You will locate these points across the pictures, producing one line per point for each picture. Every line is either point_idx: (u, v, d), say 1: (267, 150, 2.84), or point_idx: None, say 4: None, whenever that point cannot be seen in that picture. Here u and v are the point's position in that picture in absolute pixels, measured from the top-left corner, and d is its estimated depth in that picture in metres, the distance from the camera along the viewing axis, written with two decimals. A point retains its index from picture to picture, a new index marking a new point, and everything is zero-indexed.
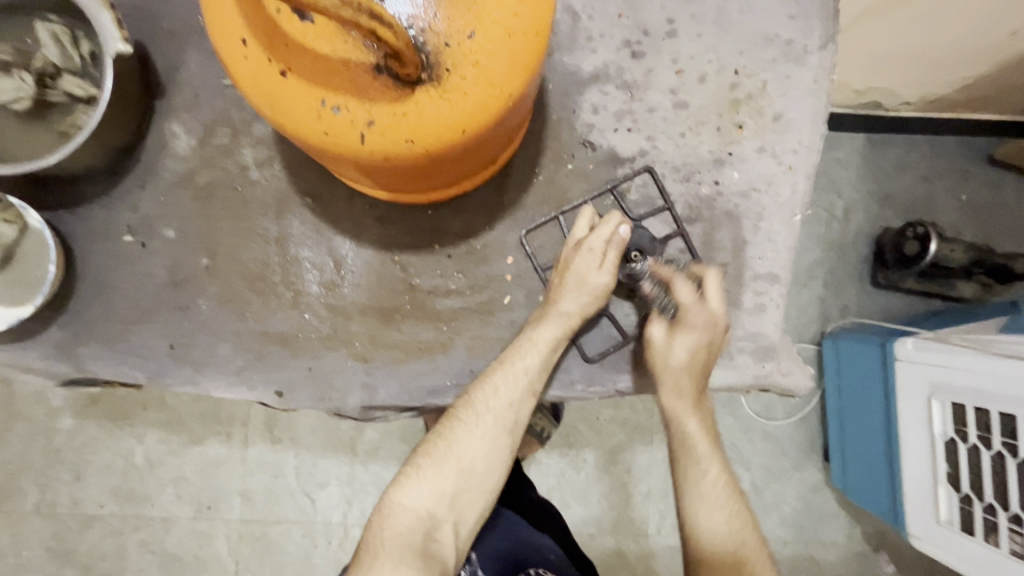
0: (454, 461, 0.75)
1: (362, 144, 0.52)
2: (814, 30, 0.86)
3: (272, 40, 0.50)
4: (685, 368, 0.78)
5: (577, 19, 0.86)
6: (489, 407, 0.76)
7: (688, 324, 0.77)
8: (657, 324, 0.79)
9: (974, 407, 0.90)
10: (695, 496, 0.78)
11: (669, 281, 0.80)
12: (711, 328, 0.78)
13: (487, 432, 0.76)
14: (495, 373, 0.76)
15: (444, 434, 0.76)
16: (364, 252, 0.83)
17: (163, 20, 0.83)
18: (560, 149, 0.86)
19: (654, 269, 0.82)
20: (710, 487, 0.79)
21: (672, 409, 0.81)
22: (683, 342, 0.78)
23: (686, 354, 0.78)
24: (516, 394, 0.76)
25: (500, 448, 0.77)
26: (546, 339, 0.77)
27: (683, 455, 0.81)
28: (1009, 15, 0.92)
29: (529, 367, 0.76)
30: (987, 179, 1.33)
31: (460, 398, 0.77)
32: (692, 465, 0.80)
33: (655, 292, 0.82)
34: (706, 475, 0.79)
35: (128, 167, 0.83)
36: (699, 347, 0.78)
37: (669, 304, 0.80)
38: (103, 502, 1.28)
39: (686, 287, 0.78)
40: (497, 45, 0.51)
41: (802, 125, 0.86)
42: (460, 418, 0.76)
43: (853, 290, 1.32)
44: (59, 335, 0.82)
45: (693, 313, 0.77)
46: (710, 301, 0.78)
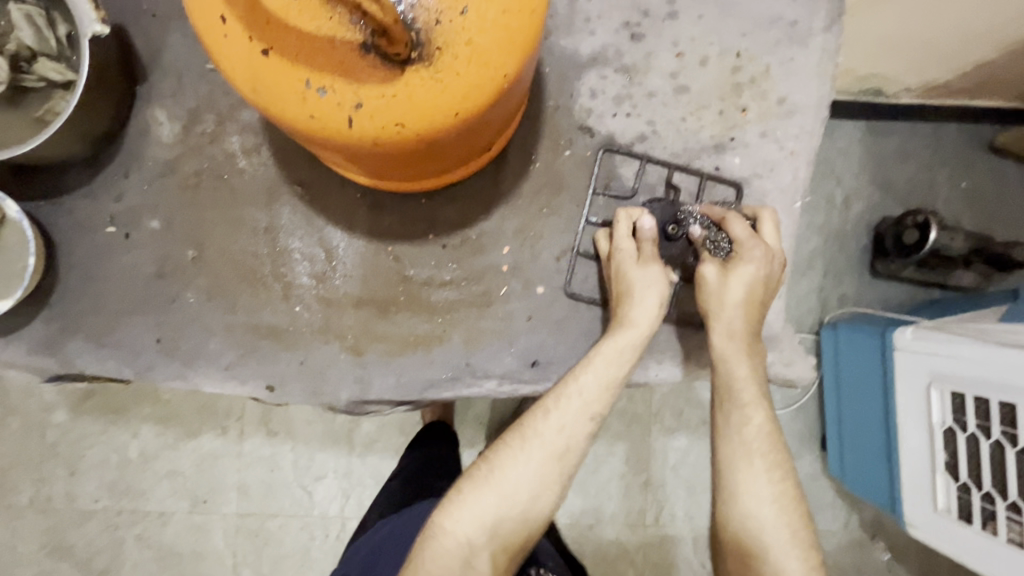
0: (500, 489, 0.70)
1: (350, 128, 0.49)
2: (818, 11, 0.83)
3: (253, 17, 0.47)
4: (743, 305, 0.74)
5: (575, 1, 0.83)
6: (543, 434, 0.72)
7: (746, 256, 0.75)
8: (710, 263, 0.77)
9: (975, 396, 0.89)
10: (739, 450, 0.72)
11: (721, 219, 0.78)
12: (770, 257, 0.76)
13: (536, 459, 0.71)
14: (551, 398, 0.73)
15: (494, 460, 0.72)
16: (355, 242, 0.81)
17: (144, 1, 0.80)
18: (558, 135, 0.83)
19: (705, 212, 0.80)
20: (754, 435, 0.73)
21: (722, 353, 0.74)
22: (741, 275, 0.74)
23: (742, 290, 0.74)
24: (572, 421, 0.72)
25: (552, 479, 0.71)
26: (606, 352, 0.73)
27: (728, 403, 0.74)
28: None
29: (588, 390, 0.72)
30: (989, 165, 1.32)
31: (513, 423, 0.74)
32: (735, 413, 0.73)
33: (706, 234, 0.79)
34: (754, 443, 0.73)
35: (111, 155, 0.81)
36: (756, 281, 0.75)
37: (722, 242, 0.78)
38: (98, 496, 1.26)
39: (739, 221, 0.77)
40: (491, 22, 0.48)
41: (806, 110, 0.84)
42: (511, 444, 0.72)
43: (853, 279, 1.31)
44: (44, 329, 0.79)
45: (750, 245, 0.75)
46: (765, 238, 0.77)
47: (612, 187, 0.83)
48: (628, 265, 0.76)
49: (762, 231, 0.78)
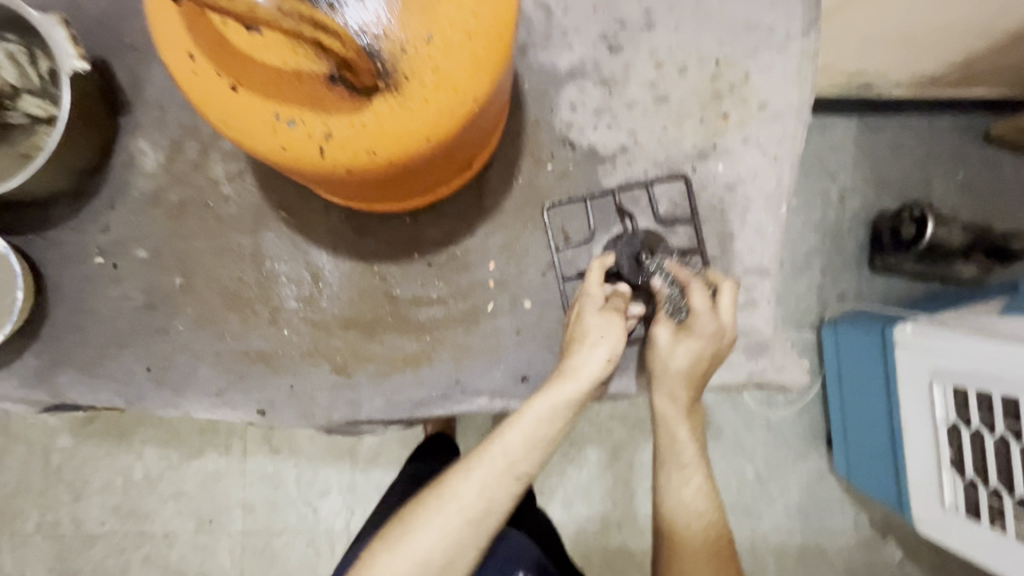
0: (408, 555, 0.66)
1: (322, 157, 0.50)
2: (795, 16, 0.83)
3: (220, 53, 0.47)
4: (685, 375, 0.74)
5: (551, 16, 0.84)
6: (463, 497, 0.68)
7: (695, 331, 0.72)
8: (662, 327, 0.75)
9: (977, 391, 0.88)
10: (678, 501, 0.76)
11: (684, 284, 0.74)
12: (718, 337, 0.73)
13: (450, 525, 0.67)
14: (475, 456, 0.70)
15: (408, 520, 0.68)
16: (341, 264, 0.81)
17: (124, 34, 0.81)
18: (539, 150, 0.84)
19: (671, 270, 0.76)
20: (692, 495, 0.76)
21: (662, 414, 0.77)
22: (686, 347, 0.73)
23: (687, 361, 0.74)
24: (497, 489, 0.68)
25: (467, 546, 0.68)
26: (539, 406, 0.69)
27: (669, 459, 0.77)
28: None
29: (513, 456, 0.69)
30: (984, 156, 1.31)
31: (435, 481, 0.70)
32: (679, 470, 0.77)
33: (666, 292, 0.76)
34: (690, 482, 0.77)
35: (96, 187, 0.81)
36: (701, 355, 0.74)
37: (681, 306, 0.75)
38: (105, 520, 1.26)
39: (699, 293, 0.73)
40: (457, 49, 0.49)
41: (787, 114, 0.83)
42: (427, 506, 0.68)
43: (851, 276, 1.30)
44: (36, 362, 0.80)
45: (702, 321, 0.72)
46: (720, 314, 0.74)
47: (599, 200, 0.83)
48: (591, 316, 0.72)
49: (719, 303, 0.74)
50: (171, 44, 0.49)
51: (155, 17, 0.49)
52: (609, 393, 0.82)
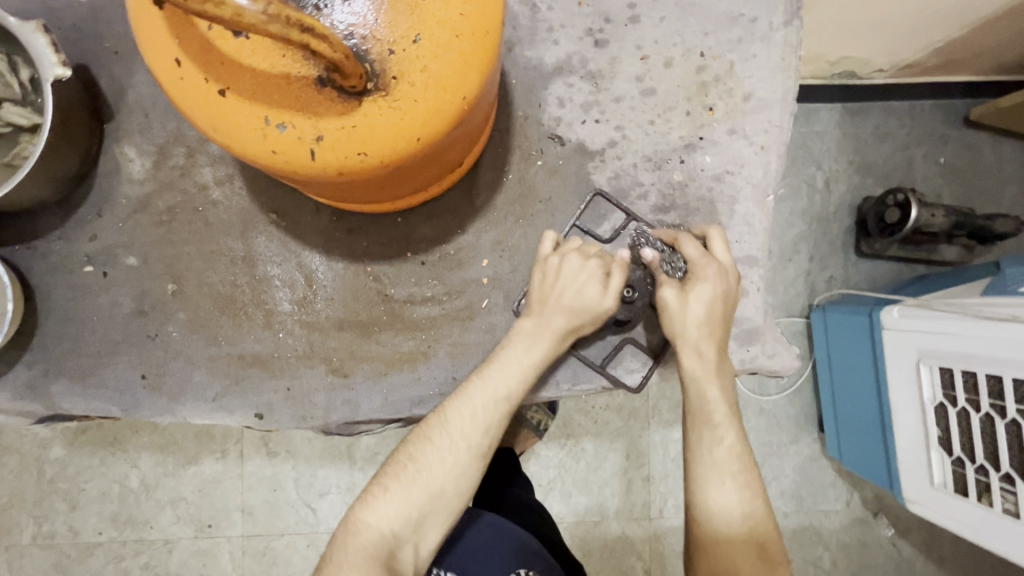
0: (374, 536, 0.69)
1: (313, 160, 0.50)
2: (777, 7, 0.84)
3: (206, 58, 0.47)
4: (705, 323, 0.76)
5: (536, 11, 0.84)
6: (428, 472, 0.72)
7: (701, 276, 0.76)
8: (669, 286, 0.77)
9: (962, 369, 0.90)
10: (716, 474, 0.73)
11: (675, 241, 0.80)
12: (723, 276, 0.76)
13: (408, 499, 0.71)
14: (433, 434, 0.73)
15: (363, 506, 0.71)
16: (335, 266, 0.81)
17: (106, 39, 0.80)
18: (528, 146, 0.84)
19: (658, 235, 0.82)
20: (726, 455, 0.74)
21: (692, 374, 0.76)
22: (697, 295, 0.75)
23: (702, 309, 0.76)
24: (460, 456, 0.72)
25: (436, 517, 0.72)
26: (497, 375, 0.74)
27: (698, 421, 0.76)
28: None
29: (472, 424, 0.73)
30: (965, 140, 1.33)
31: (385, 466, 0.74)
32: (711, 432, 0.75)
33: (659, 258, 0.80)
34: (722, 442, 0.75)
35: (83, 195, 0.81)
36: (715, 297, 0.76)
37: (677, 263, 0.80)
38: (102, 529, 1.26)
39: (692, 243, 0.78)
40: (445, 49, 0.49)
41: (772, 104, 0.84)
42: (388, 487, 0.71)
43: (838, 261, 1.32)
44: (28, 374, 0.79)
45: (704, 266, 0.76)
46: (717, 255, 0.78)
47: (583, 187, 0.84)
48: (571, 283, 0.76)
49: (712, 249, 0.79)
50: (156, 49, 0.49)
51: (139, 22, 0.49)
52: (603, 385, 0.83)
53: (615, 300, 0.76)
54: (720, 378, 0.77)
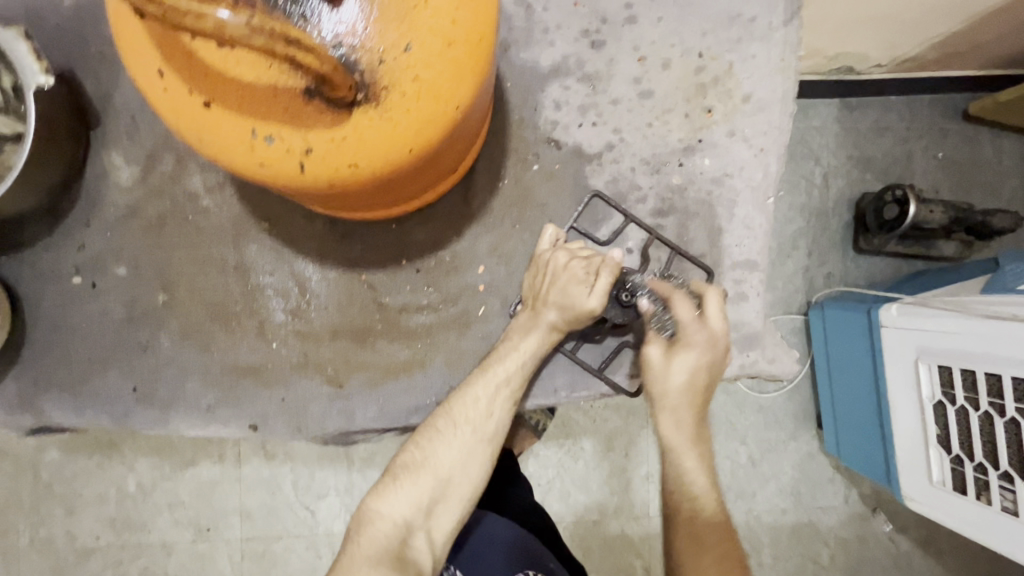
0: (387, 523, 0.67)
1: (303, 173, 0.48)
2: (777, 6, 0.83)
3: (190, 69, 0.46)
4: (685, 393, 0.74)
5: (531, 12, 0.82)
6: (436, 458, 0.70)
7: (687, 343, 0.74)
8: (654, 345, 0.75)
9: (962, 367, 0.89)
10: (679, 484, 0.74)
11: (668, 298, 0.76)
12: (710, 346, 0.74)
13: (419, 486, 0.69)
14: (439, 420, 0.73)
15: (375, 497, 0.70)
16: (328, 274, 0.80)
17: (91, 43, 0.78)
18: (524, 150, 0.83)
19: (654, 286, 0.78)
20: (706, 527, 0.72)
21: (669, 444, 0.76)
22: (683, 361, 0.74)
23: (685, 376, 0.74)
24: (468, 438, 0.72)
25: (448, 503, 0.70)
26: (499, 367, 0.74)
27: (675, 486, 0.75)
28: None
29: (476, 408, 0.72)
30: (964, 134, 1.32)
31: (394, 458, 0.73)
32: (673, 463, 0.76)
33: (654, 309, 0.76)
34: (700, 514, 0.73)
35: (70, 203, 0.79)
36: (699, 367, 0.74)
37: (667, 321, 0.76)
38: (100, 532, 1.25)
39: (684, 304, 0.74)
40: (437, 58, 0.47)
41: (771, 105, 0.83)
42: (398, 476, 0.70)
43: (837, 258, 1.31)
44: (18, 386, 0.78)
45: (692, 332, 0.74)
46: (710, 321, 0.74)
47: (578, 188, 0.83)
48: (561, 275, 0.75)
49: (707, 313, 0.75)
50: (139, 60, 0.47)
51: (120, 32, 0.47)
52: (602, 393, 0.82)
53: (601, 301, 0.73)
54: (698, 449, 0.76)
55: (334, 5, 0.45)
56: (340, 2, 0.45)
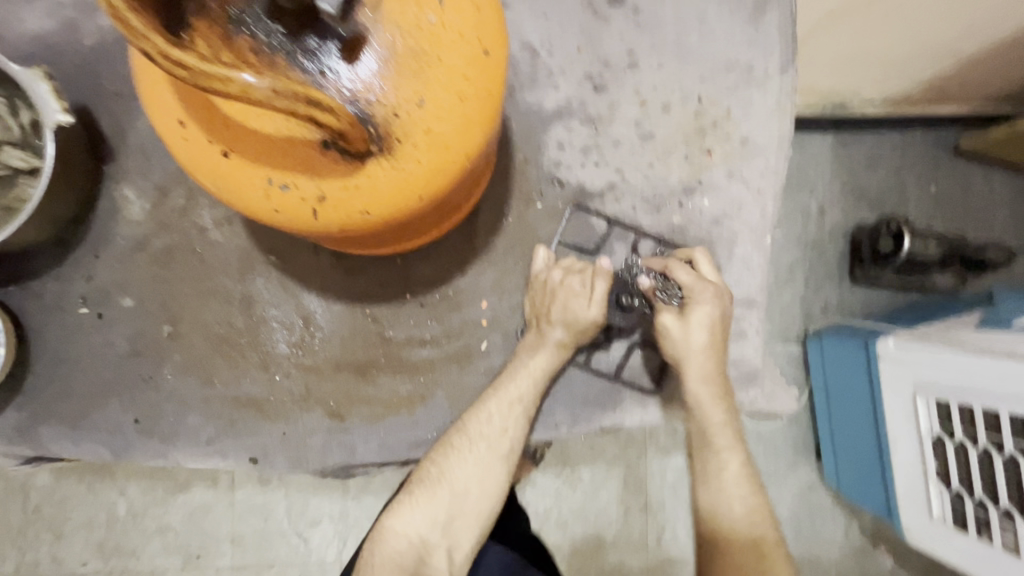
0: (403, 540, 0.69)
1: (315, 219, 0.50)
2: (774, 54, 0.86)
3: (212, 121, 0.47)
4: (707, 347, 0.76)
5: (537, 56, 0.85)
6: (452, 475, 0.72)
7: (698, 300, 0.76)
8: (667, 313, 0.77)
9: (959, 403, 0.90)
10: (710, 451, 0.78)
11: (666, 268, 0.79)
12: (719, 296, 0.77)
13: (437, 502, 0.71)
14: (454, 439, 0.73)
15: (391, 513, 0.71)
16: (333, 307, 0.81)
17: (108, 81, 0.80)
18: (528, 188, 0.85)
19: (647, 264, 0.81)
20: (735, 478, 0.77)
21: (698, 399, 0.77)
22: (698, 318, 0.75)
23: (704, 332, 0.76)
24: (482, 456, 0.73)
25: (464, 520, 0.71)
26: (508, 389, 0.75)
27: (703, 449, 0.78)
28: (964, 19, 0.92)
29: (491, 427, 0.73)
30: (956, 169, 1.35)
31: (411, 473, 0.74)
32: (713, 456, 0.77)
33: (656, 286, 0.78)
34: (729, 465, 0.77)
35: (80, 235, 0.80)
36: (714, 320, 0.76)
37: (672, 289, 0.78)
38: (87, 559, 1.22)
39: (683, 269, 0.78)
40: (449, 111, 0.49)
41: (768, 149, 0.86)
42: (414, 492, 0.71)
43: (834, 289, 1.33)
44: (19, 416, 0.78)
45: (697, 290, 0.76)
46: (708, 275, 0.78)
47: (578, 224, 0.85)
48: (562, 286, 0.77)
49: (700, 271, 0.79)
50: (162, 110, 0.49)
51: (146, 82, 0.50)
52: (602, 428, 0.83)
53: (601, 308, 0.77)
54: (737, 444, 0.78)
55: (351, 61, 0.47)
56: (357, 59, 0.47)
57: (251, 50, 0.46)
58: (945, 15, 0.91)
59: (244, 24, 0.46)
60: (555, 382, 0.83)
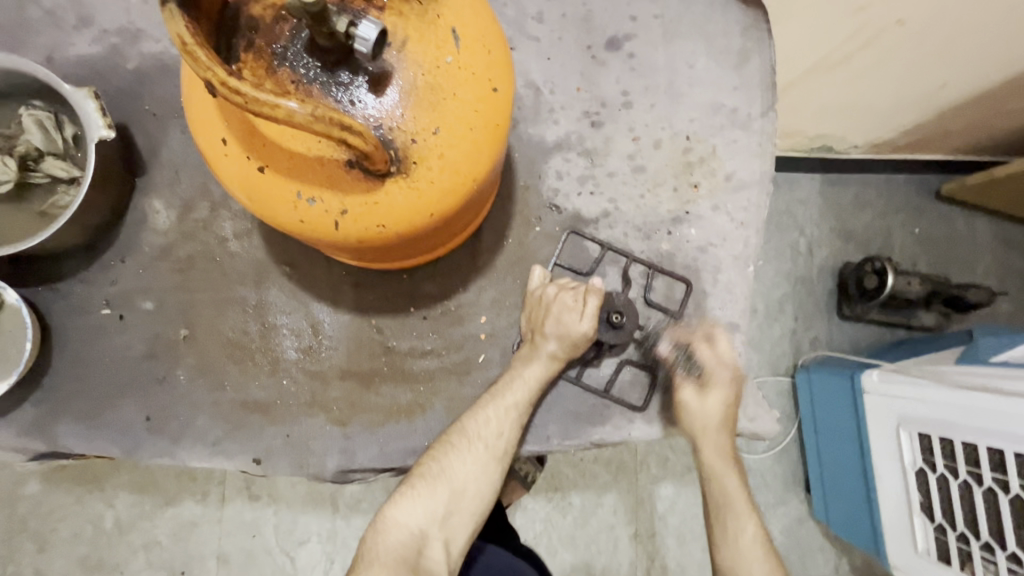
0: (403, 531, 0.73)
1: (336, 229, 0.56)
2: (756, 99, 0.94)
3: (251, 140, 0.53)
4: (722, 420, 0.85)
5: (540, 94, 0.93)
6: (451, 472, 0.76)
7: (717, 382, 0.85)
8: (688, 387, 0.86)
9: (940, 436, 0.94)
10: (726, 514, 0.85)
11: (689, 346, 0.87)
12: (735, 382, 0.86)
13: (437, 497, 0.75)
14: (453, 438, 0.78)
15: (393, 505, 0.75)
16: (341, 317, 0.86)
17: (145, 101, 0.87)
18: (528, 213, 0.91)
19: (672, 334, 0.89)
20: (750, 542, 0.82)
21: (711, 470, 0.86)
22: (715, 397, 0.85)
23: (720, 408, 0.85)
24: (480, 456, 0.77)
25: (460, 515, 0.75)
26: (506, 397, 0.79)
27: (721, 512, 0.85)
28: (939, 70, 1.01)
29: (489, 426, 0.78)
30: (937, 213, 1.43)
31: (411, 469, 0.78)
32: (732, 519, 0.84)
33: (674, 357, 0.87)
34: (745, 530, 0.83)
35: (107, 242, 0.85)
36: (730, 400, 0.85)
37: (693, 365, 0.86)
38: (70, 573, 1.22)
39: (705, 349, 0.87)
40: (460, 139, 0.56)
41: (751, 185, 0.93)
42: (415, 486, 0.75)
43: (821, 323, 1.38)
44: (34, 412, 0.82)
45: (717, 376, 0.85)
46: (725, 355, 0.87)
47: (575, 247, 0.91)
48: (556, 302, 0.82)
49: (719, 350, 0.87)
50: (206, 128, 0.55)
51: (195, 105, 0.56)
52: (591, 442, 0.86)
53: (592, 323, 0.82)
54: (734, 467, 0.87)
55: (377, 93, 0.53)
56: (382, 90, 0.53)
57: (290, 81, 0.52)
58: (912, 68, 1.00)
59: (286, 58, 0.53)
60: (548, 395, 0.87)
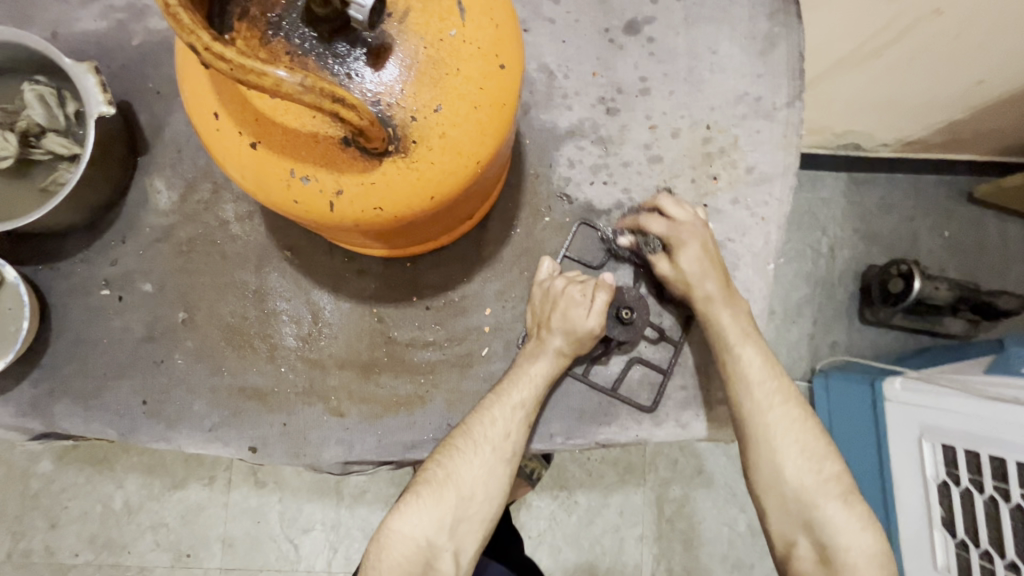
0: (409, 545, 0.70)
1: (332, 211, 0.53)
2: (781, 89, 0.89)
3: (243, 113, 0.51)
4: (705, 273, 0.80)
5: (553, 78, 0.89)
6: (458, 477, 0.73)
7: (681, 242, 0.81)
8: (659, 263, 0.83)
9: (964, 449, 0.88)
10: (746, 382, 0.78)
11: (640, 225, 0.85)
12: (699, 231, 0.82)
13: (443, 505, 0.72)
14: (458, 441, 0.75)
15: (396, 516, 0.72)
16: (342, 305, 0.84)
17: (149, 80, 0.85)
18: (538, 203, 0.87)
19: (622, 224, 0.87)
20: (777, 410, 0.77)
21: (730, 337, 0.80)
22: (688, 256, 0.80)
23: (699, 264, 0.80)
24: (487, 459, 0.74)
25: (469, 523, 0.73)
26: (512, 398, 0.76)
27: (743, 385, 0.78)
28: (977, 66, 0.95)
29: (495, 428, 0.75)
30: (970, 216, 1.36)
31: (413, 477, 0.75)
32: (751, 394, 0.77)
33: (636, 241, 0.85)
34: (771, 401, 0.77)
35: (109, 222, 0.84)
36: (703, 250, 0.81)
37: (652, 240, 0.84)
38: (79, 550, 1.23)
39: (655, 220, 0.83)
40: (464, 118, 0.52)
41: (774, 178, 0.88)
42: (419, 494, 0.72)
43: (844, 328, 1.31)
44: (33, 391, 0.81)
45: (675, 235, 0.81)
46: (681, 218, 0.83)
47: (585, 238, 0.87)
48: (564, 294, 0.79)
49: (673, 214, 0.83)
50: (198, 102, 0.53)
51: (187, 77, 0.54)
52: (596, 442, 0.83)
53: (600, 319, 0.79)
54: (749, 338, 0.80)
55: (376, 68, 0.50)
56: (381, 65, 0.50)
57: (285, 51, 0.50)
58: (949, 64, 0.94)
59: (282, 29, 0.50)
60: (553, 392, 0.84)
